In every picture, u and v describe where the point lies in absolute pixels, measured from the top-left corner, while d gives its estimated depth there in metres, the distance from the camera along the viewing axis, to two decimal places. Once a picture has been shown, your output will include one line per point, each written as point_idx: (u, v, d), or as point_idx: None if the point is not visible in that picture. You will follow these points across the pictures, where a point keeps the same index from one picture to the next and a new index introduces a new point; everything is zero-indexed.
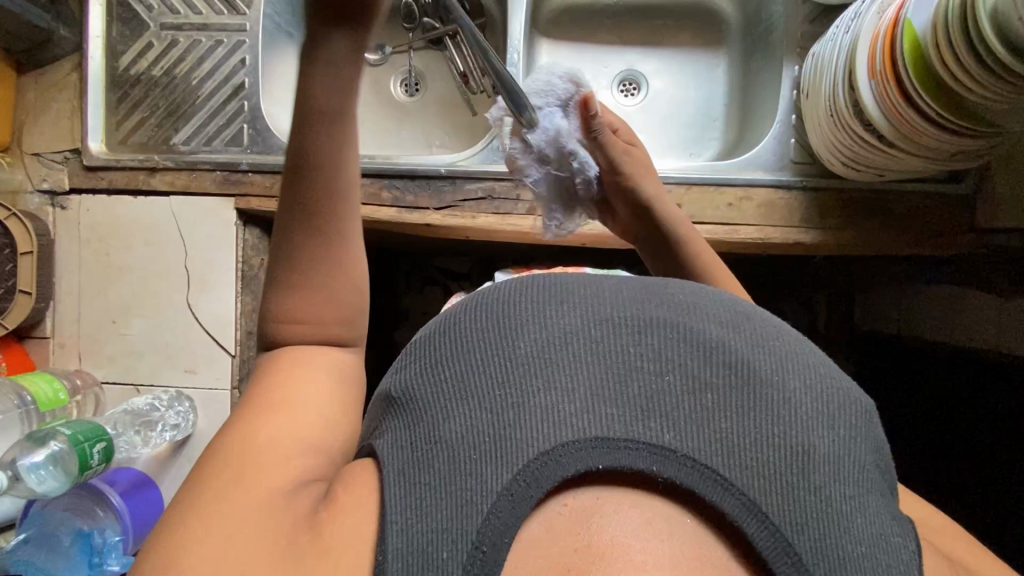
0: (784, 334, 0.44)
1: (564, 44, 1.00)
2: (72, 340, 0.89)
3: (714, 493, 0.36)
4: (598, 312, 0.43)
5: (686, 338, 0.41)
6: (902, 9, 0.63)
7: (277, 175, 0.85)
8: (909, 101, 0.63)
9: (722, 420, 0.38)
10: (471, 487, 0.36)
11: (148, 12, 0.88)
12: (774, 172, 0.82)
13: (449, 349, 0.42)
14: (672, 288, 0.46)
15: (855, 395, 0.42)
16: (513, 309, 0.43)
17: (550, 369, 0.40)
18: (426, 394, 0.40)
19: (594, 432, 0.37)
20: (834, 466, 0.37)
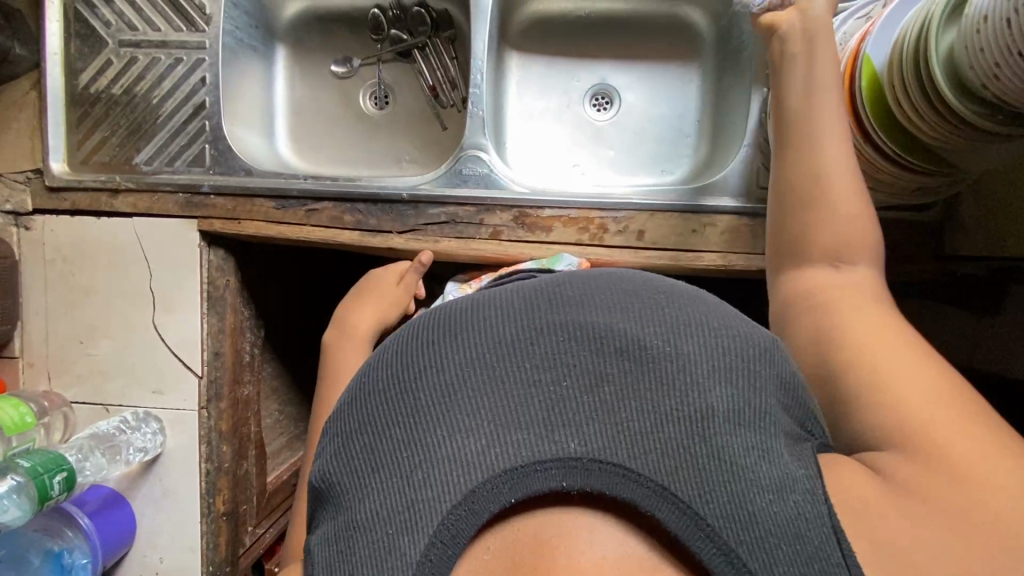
0: (671, 298, 0.44)
1: (534, 58, 0.98)
2: (42, 360, 0.89)
3: (623, 489, 0.36)
4: (488, 334, 0.42)
5: (577, 336, 0.41)
6: (861, 43, 0.61)
7: (239, 198, 0.85)
8: (866, 137, 0.62)
9: (620, 415, 0.38)
10: (393, 558, 0.35)
11: (106, 29, 0.86)
12: (742, 201, 0.80)
13: (357, 418, 0.42)
14: (560, 284, 0.45)
15: (751, 336, 0.42)
16: (405, 359, 0.42)
17: (448, 410, 0.39)
18: (342, 476, 0.40)
19: (502, 466, 0.37)
20: (734, 420, 0.38)
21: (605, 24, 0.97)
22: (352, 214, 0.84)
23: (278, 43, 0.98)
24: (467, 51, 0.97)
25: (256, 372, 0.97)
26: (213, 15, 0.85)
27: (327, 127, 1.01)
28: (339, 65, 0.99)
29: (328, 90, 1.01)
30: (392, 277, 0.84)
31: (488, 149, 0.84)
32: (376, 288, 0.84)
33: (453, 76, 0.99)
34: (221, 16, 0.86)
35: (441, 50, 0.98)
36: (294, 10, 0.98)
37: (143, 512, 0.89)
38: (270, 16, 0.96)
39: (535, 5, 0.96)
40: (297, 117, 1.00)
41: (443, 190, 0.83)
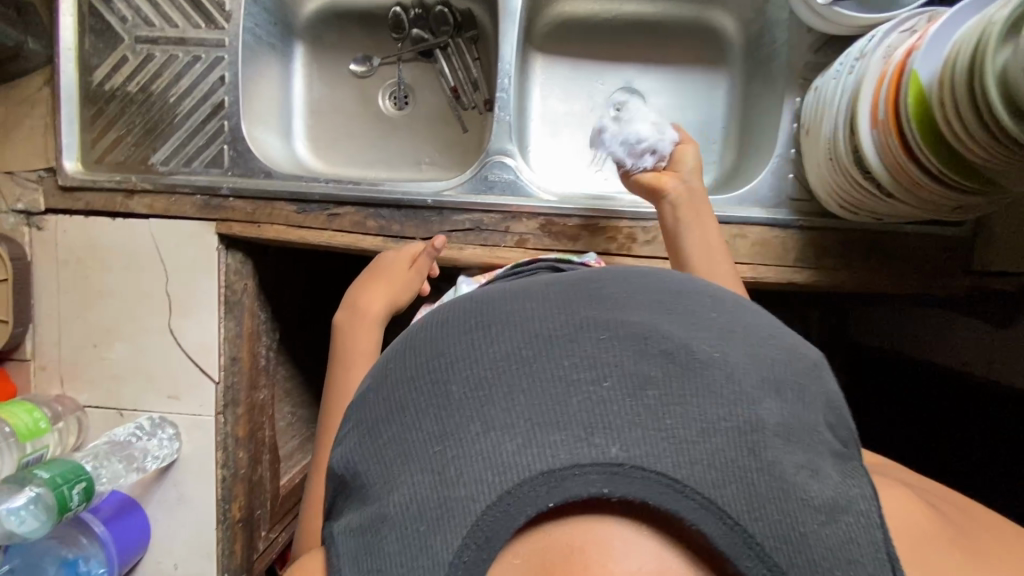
0: (713, 312, 0.44)
1: (558, 61, 0.96)
2: (54, 363, 0.88)
3: (666, 500, 0.34)
4: (526, 332, 0.41)
5: (618, 337, 0.40)
6: (909, 57, 0.60)
7: (260, 201, 0.83)
8: (909, 154, 0.61)
9: (662, 419, 0.36)
10: (429, 552, 0.35)
11: (122, 24, 0.84)
12: (771, 211, 0.80)
13: (391, 410, 0.41)
14: (600, 287, 0.45)
15: (793, 354, 0.42)
16: (441, 354, 0.42)
17: (483, 408, 0.38)
18: (373, 468, 0.40)
19: (537, 467, 0.35)
20: (782, 435, 0.36)
21: (631, 26, 0.95)
22: (375, 219, 0.83)
23: (296, 41, 0.96)
24: (491, 52, 0.95)
25: (271, 376, 0.96)
26: (233, 12, 0.83)
27: (344, 127, 0.99)
28: (359, 64, 0.97)
29: (346, 90, 0.99)
30: (404, 261, 0.79)
31: (514, 155, 0.82)
32: (385, 271, 0.78)
33: (475, 77, 0.97)
34: (241, 13, 0.83)
35: (463, 51, 0.97)
36: (314, 7, 0.95)
37: (157, 518, 0.88)
38: (290, 13, 0.93)
39: (561, 6, 0.93)
40: (315, 116, 0.98)
41: (467, 197, 0.81)
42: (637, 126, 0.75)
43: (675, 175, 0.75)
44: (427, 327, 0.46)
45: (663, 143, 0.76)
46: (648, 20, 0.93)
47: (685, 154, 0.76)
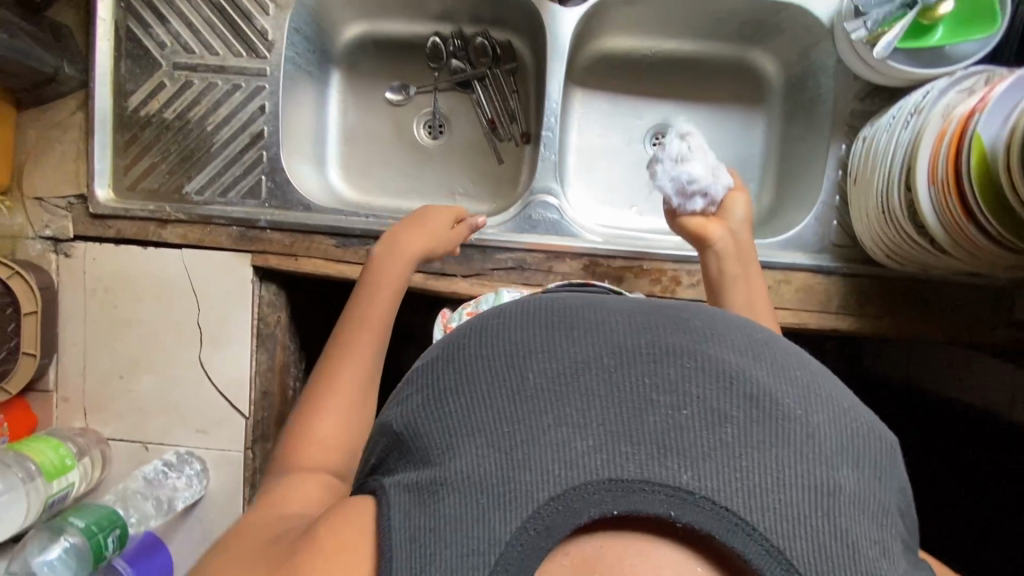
0: (807, 364, 0.39)
1: (597, 96, 0.96)
2: (77, 394, 0.85)
3: (731, 537, 0.33)
4: (610, 338, 0.38)
5: (707, 365, 0.37)
6: (971, 118, 0.60)
7: (299, 234, 0.82)
8: (969, 214, 0.61)
9: (740, 457, 0.34)
10: (476, 535, 0.33)
11: (160, 50, 0.82)
12: (814, 256, 0.80)
13: (452, 379, 0.39)
14: (688, 314, 0.41)
15: (880, 432, 0.38)
16: (515, 338, 0.39)
17: (555, 404, 0.35)
18: (427, 430, 0.38)
19: (605, 476, 0.34)
20: (861, 510, 0.34)
21: (671, 64, 0.94)
22: None
23: (333, 68, 0.94)
24: (529, 86, 0.95)
25: None
26: (275, 41, 0.82)
27: (378, 155, 0.97)
28: (395, 92, 0.96)
29: (380, 118, 0.97)
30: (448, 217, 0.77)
31: (558, 193, 0.82)
32: (427, 220, 0.76)
33: (512, 109, 0.96)
34: (283, 43, 0.82)
35: (501, 83, 0.95)
36: (352, 34, 0.94)
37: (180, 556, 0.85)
38: (328, 41, 0.92)
39: (603, 43, 0.92)
40: (348, 144, 0.97)
41: (510, 236, 0.81)
42: (698, 167, 0.73)
43: (723, 224, 0.74)
44: (501, 306, 0.43)
45: (715, 186, 0.74)
46: (688, 58, 0.93)
47: (735, 204, 0.75)
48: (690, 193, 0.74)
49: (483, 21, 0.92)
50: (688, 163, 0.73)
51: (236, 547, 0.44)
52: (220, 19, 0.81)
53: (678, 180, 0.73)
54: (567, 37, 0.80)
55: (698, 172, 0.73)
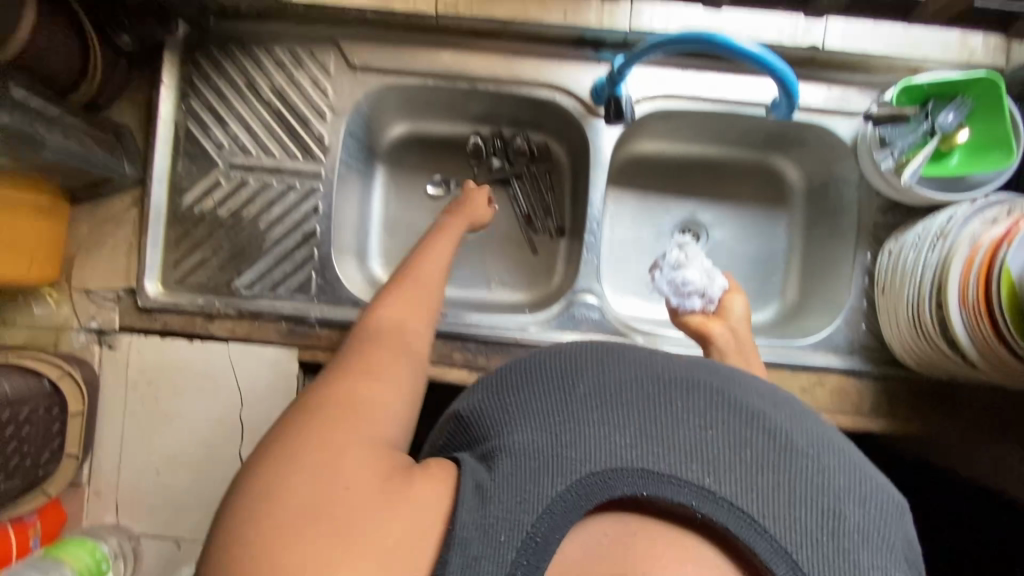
0: (817, 422, 0.50)
1: (628, 192, 1.00)
2: (111, 489, 0.83)
3: (746, 533, 0.42)
4: (652, 368, 0.50)
5: (731, 402, 0.47)
6: (999, 249, 0.65)
7: (348, 331, 0.83)
8: (1001, 339, 0.65)
9: (758, 475, 0.44)
10: (529, 490, 0.42)
11: (218, 150, 0.85)
12: (845, 358, 0.83)
13: (519, 383, 0.51)
14: (721, 370, 0.53)
15: (888, 490, 0.46)
16: (576, 362, 0.51)
17: (603, 407, 0.46)
18: (495, 415, 0.49)
19: (639, 464, 0.44)
20: (860, 535, 0.42)
21: (699, 166, 0.99)
22: (462, 352, 0.83)
23: (377, 162, 0.99)
24: (565, 183, 0.99)
25: None
26: (331, 145, 0.85)
27: None
28: (436, 186, 1.00)
29: (419, 209, 1.00)
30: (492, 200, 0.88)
31: (599, 293, 0.85)
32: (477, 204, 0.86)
33: (548, 203, 1.00)
34: (339, 147, 0.86)
35: (537, 179, 1.00)
36: (398, 132, 0.98)
37: None
38: (374, 138, 0.96)
39: (635, 146, 0.97)
40: (388, 234, 1.00)
41: (554, 334, 0.84)
42: (692, 271, 0.79)
43: (722, 323, 0.78)
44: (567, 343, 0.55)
45: (713, 289, 0.80)
46: (715, 160, 0.99)
47: (733, 303, 0.80)
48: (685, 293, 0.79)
49: (523, 124, 0.97)
50: (682, 267, 0.80)
51: (334, 425, 0.49)
52: (279, 123, 0.85)
53: (674, 281, 0.80)
54: (608, 149, 0.84)
55: (688, 274, 0.79)
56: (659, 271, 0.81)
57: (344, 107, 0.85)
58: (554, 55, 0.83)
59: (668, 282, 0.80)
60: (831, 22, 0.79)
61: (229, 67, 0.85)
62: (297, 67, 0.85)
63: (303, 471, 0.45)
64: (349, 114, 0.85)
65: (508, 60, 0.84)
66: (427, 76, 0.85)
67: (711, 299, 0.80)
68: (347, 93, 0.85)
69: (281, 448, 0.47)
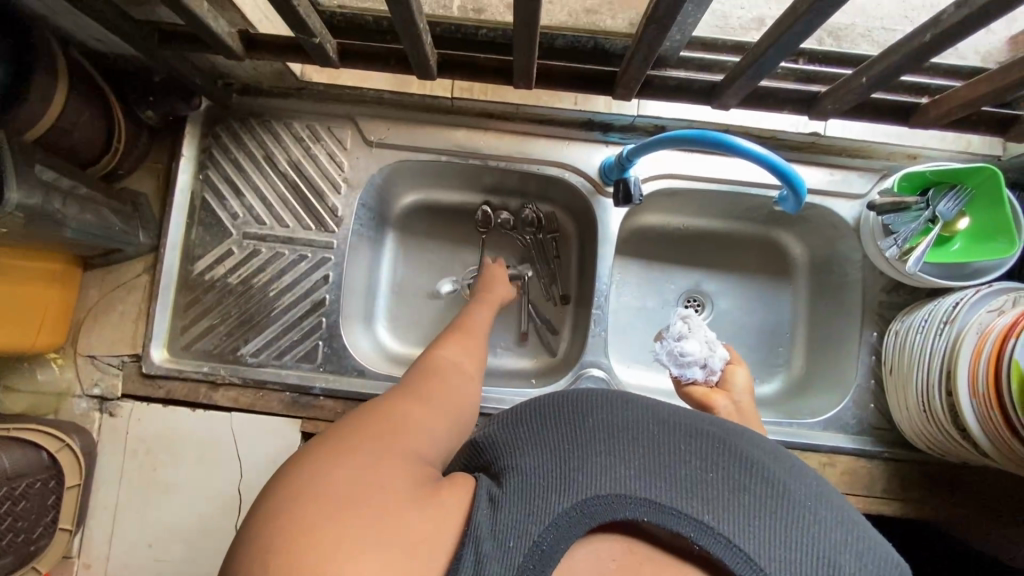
0: (815, 477, 0.50)
1: (634, 262, 1.02)
2: (101, 562, 0.81)
3: (740, 569, 0.41)
4: (659, 406, 0.50)
5: (733, 448, 0.47)
6: (1005, 342, 0.66)
7: (353, 402, 0.83)
8: (1015, 434, 0.64)
9: (754, 518, 0.43)
10: (534, 508, 0.41)
11: (232, 220, 0.87)
12: (854, 438, 0.83)
13: (530, 408, 0.50)
14: (724, 418, 0.53)
15: (887, 550, 0.45)
16: (586, 392, 0.50)
17: (614, 436, 0.46)
18: (507, 438, 0.47)
19: (644, 492, 0.43)
20: None
21: (704, 238, 1.01)
22: None
23: (388, 229, 1.00)
24: (572, 254, 1.01)
25: None
26: (344, 217, 0.87)
27: (424, 309, 1.01)
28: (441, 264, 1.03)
29: (427, 274, 1.02)
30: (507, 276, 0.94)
31: (605, 368, 0.85)
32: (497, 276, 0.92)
33: (554, 273, 1.01)
34: (352, 217, 0.87)
35: (544, 249, 1.01)
36: (409, 201, 1.00)
37: None
38: (386, 206, 0.98)
39: (641, 219, 0.99)
40: (396, 298, 1.01)
41: None
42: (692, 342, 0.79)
43: (724, 394, 0.77)
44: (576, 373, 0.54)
45: (714, 360, 0.79)
46: (719, 233, 1.00)
47: (735, 375, 0.79)
48: (686, 363, 0.79)
49: (531, 195, 0.99)
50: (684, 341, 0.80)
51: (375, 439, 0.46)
52: (294, 194, 0.87)
53: (672, 351, 0.80)
54: (615, 225, 0.86)
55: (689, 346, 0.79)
56: (660, 342, 0.82)
57: (359, 180, 0.87)
58: (564, 137, 0.86)
59: (666, 352, 0.81)
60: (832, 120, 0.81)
61: (249, 139, 0.87)
62: (315, 141, 0.87)
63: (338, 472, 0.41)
64: (363, 187, 0.87)
65: (519, 139, 0.86)
66: (440, 153, 0.87)
67: (713, 370, 0.79)
68: (362, 167, 0.87)
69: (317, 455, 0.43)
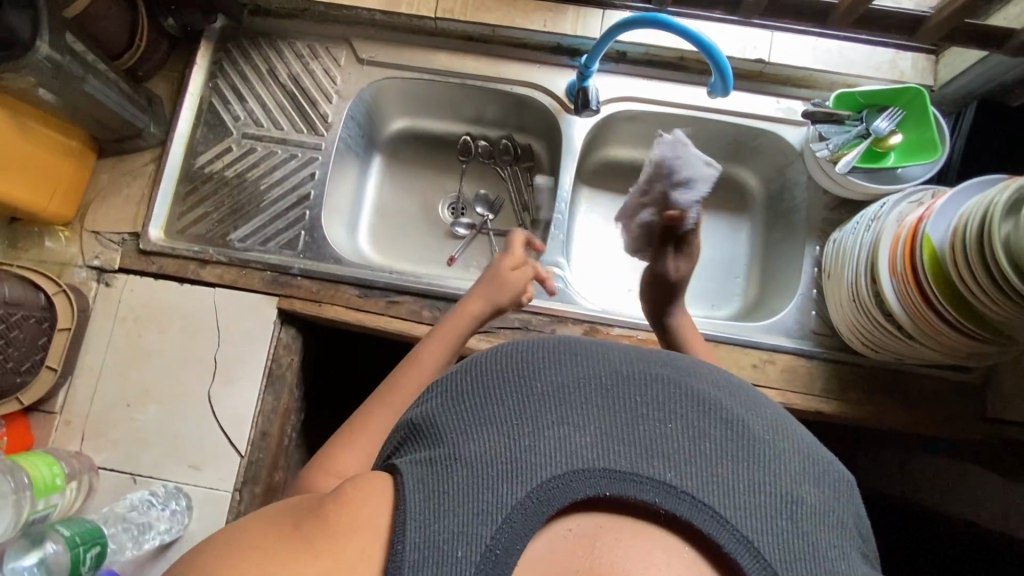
0: (773, 411, 0.45)
1: (601, 194, 1.07)
2: (80, 418, 0.86)
3: (710, 528, 0.36)
4: (608, 362, 0.44)
5: (691, 393, 0.42)
6: (920, 223, 0.71)
7: (328, 283, 0.89)
8: (928, 303, 0.69)
9: (718, 464, 0.38)
10: (484, 498, 0.36)
11: (234, 121, 0.96)
12: (796, 341, 0.87)
13: (468, 383, 0.43)
14: (673, 360, 0.47)
15: (840, 471, 0.42)
16: (522, 356, 0.44)
17: (561, 404, 0.40)
18: (446, 420, 0.41)
19: (602, 463, 0.38)
20: (827, 522, 0.37)
21: None
22: (430, 310, 0.89)
23: (376, 152, 1.09)
24: (543, 181, 1.07)
25: (289, 458, 0.95)
26: (333, 124, 0.96)
27: (405, 227, 1.08)
28: (443, 210, 1.09)
29: (409, 197, 1.10)
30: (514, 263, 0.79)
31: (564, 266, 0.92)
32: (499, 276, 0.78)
33: (525, 200, 1.08)
34: (340, 125, 0.97)
35: (519, 179, 1.09)
36: (396, 127, 1.09)
37: None
38: (375, 129, 1.07)
39: (608, 152, 1.05)
40: (379, 216, 1.08)
41: None
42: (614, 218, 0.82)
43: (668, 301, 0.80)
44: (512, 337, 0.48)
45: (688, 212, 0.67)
46: None
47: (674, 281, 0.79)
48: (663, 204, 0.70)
49: (508, 127, 1.07)
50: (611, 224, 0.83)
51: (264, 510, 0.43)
52: (290, 102, 0.97)
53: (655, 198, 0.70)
54: (578, 141, 0.95)
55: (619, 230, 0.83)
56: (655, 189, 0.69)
57: (350, 92, 0.97)
58: (534, 60, 0.95)
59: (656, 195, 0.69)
60: (775, 33, 0.90)
61: (254, 54, 0.98)
62: (313, 58, 0.98)
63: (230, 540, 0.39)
64: (352, 99, 0.97)
65: (494, 62, 0.96)
66: (424, 71, 0.97)
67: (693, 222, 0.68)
68: (353, 81, 0.97)
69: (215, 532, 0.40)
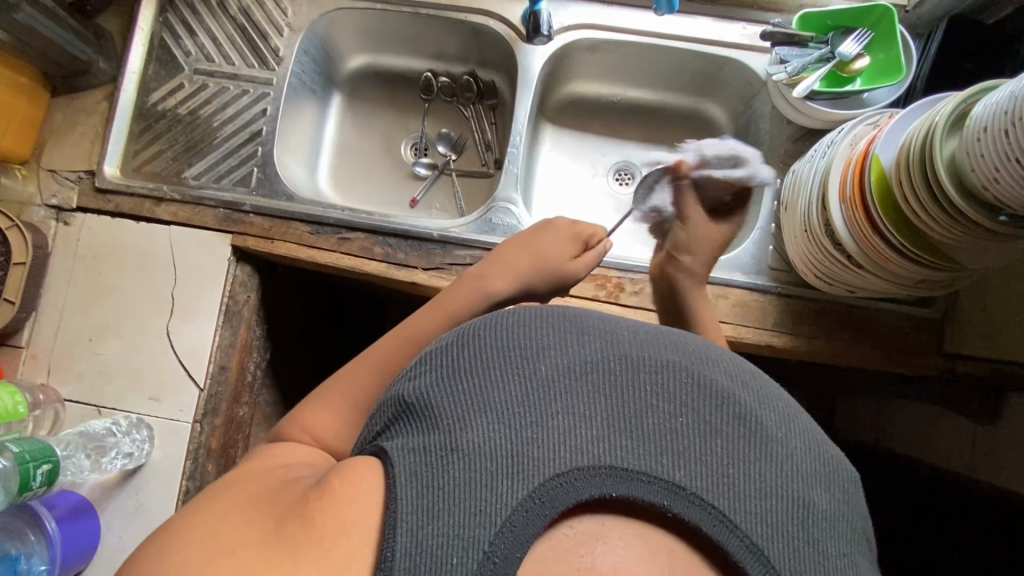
0: (786, 402, 0.47)
1: (566, 132, 1.03)
2: (46, 353, 0.88)
3: (717, 532, 0.38)
4: (616, 347, 0.46)
5: (701, 383, 0.44)
6: (870, 144, 0.68)
7: (280, 220, 0.89)
8: (875, 228, 0.67)
9: (729, 466, 0.41)
10: (486, 497, 0.37)
11: (186, 58, 0.96)
12: (751, 277, 0.86)
13: (467, 361, 0.45)
14: (683, 339, 0.49)
15: (846, 467, 0.45)
16: (528, 335, 0.46)
17: (566, 394, 0.42)
18: (444, 401, 0.43)
19: (608, 460, 0.40)
20: (830, 522, 0.41)
21: (636, 109, 1.03)
22: (382, 246, 0.88)
23: (335, 90, 1.06)
24: (504, 116, 1.03)
25: (254, 394, 0.97)
26: (284, 58, 0.95)
27: (367, 169, 1.06)
28: (405, 148, 1.07)
29: (369, 137, 1.08)
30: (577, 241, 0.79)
31: (517, 205, 0.92)
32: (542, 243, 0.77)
33: (488, 139, 1.04)
34: (292, 59, 0.96)
35: (481, 117, 1.05)
36: (356, 64, 1.06)
37: (110, 526, 0.83)
38: (332, 67, 1.04)
39: (572, 87, 1.01)
40: (340, 157, 1.06)
41: (472, 235, 0.88)
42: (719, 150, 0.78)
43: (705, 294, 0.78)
44: (512, 309, 0.49)
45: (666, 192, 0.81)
46: (650, 105, 1.02)
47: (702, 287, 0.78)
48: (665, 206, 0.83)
49: (470, 62, 1.03)
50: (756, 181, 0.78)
51: (235, 489, 0.45)
52: (241, 36, 0.96)
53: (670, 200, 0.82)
54: (536, 71, 0.92)
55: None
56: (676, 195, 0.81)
57: (301, 25, 0.96)
58: None
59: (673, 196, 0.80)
60: None
61: None
62: None
63: (203, 527, 0.40)
64: (305, 31, 0.96)
65: None
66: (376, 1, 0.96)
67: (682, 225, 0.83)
68: (304, 13, 0.96)
69: (190, 510, 0.42)
